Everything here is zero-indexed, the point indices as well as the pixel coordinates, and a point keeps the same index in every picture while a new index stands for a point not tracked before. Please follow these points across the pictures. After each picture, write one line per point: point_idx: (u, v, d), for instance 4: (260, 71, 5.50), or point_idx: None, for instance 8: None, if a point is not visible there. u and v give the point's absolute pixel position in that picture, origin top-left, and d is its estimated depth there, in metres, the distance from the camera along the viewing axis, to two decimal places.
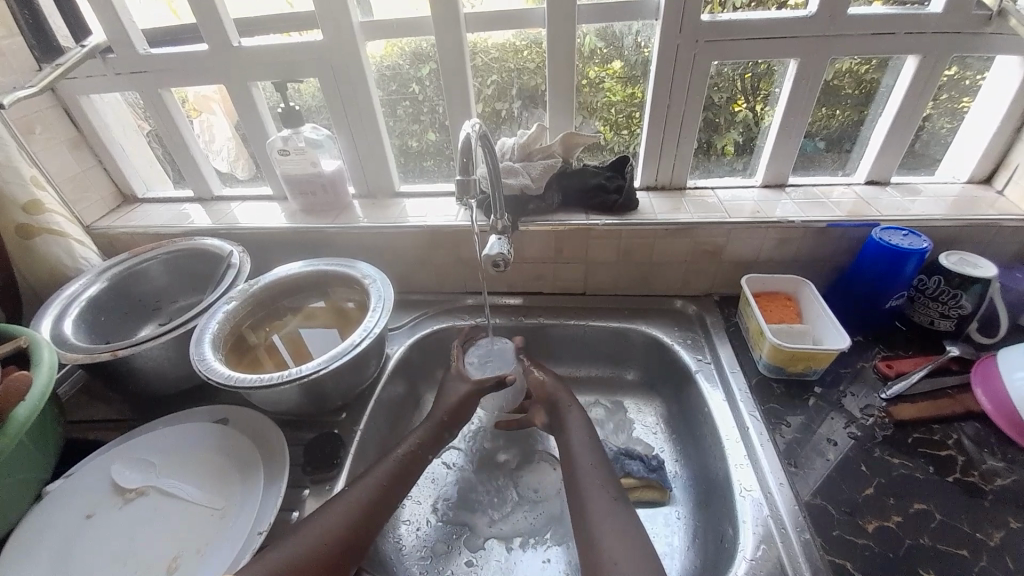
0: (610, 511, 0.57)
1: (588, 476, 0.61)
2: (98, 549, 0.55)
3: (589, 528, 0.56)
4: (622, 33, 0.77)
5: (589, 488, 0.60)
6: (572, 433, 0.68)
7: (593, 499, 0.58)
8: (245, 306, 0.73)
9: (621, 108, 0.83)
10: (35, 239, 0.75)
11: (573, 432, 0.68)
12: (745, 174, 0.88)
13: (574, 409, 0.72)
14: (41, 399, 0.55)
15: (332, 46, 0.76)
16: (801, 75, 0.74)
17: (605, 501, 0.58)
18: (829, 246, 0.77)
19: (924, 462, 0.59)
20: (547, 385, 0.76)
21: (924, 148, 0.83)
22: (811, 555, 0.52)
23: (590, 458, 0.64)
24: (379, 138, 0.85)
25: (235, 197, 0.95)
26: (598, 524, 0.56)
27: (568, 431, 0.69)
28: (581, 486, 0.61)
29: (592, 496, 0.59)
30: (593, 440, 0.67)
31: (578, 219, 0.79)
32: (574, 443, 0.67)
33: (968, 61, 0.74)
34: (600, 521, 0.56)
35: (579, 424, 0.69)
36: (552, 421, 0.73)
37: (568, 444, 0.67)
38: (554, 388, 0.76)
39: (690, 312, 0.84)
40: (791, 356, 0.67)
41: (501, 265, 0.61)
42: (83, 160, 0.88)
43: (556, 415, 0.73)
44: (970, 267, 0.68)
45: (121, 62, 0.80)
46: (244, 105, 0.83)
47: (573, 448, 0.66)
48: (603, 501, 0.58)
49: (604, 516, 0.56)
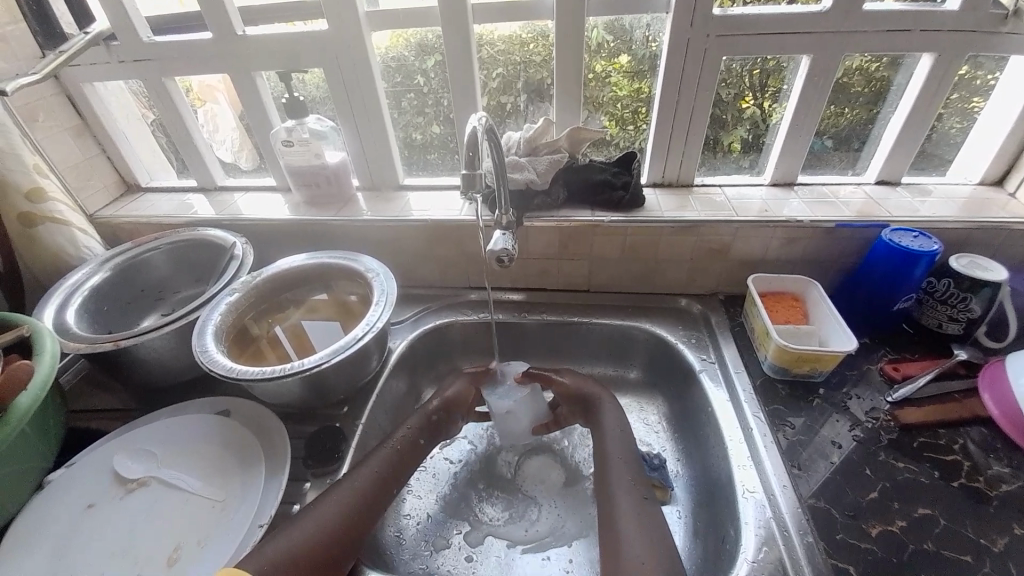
0: (629, 517, 0.56)
1: (612, 472, 0.62)
2: (100, 540, 0.55)
3: (615, 526, 0.56)
4: (631, 27, 0.76)
5: (612, 491, 0.60)
6: (605, 424, 0.68)
7: (622, 500, 0.58)
8: (248, 297, 0.72)
9: (628, 103, 0.82)
10: (38, 228, 0.74)
11: (607, 423, 0.68)
12: (753, 172, 0.87)
13: (607, 402, 0.71)
14: (44, 389, 0.55)
15: (336, 36, 0.75)
16: (812, 71, 0.73)
17: (627, 501, 0.58)
18: (837, 247, 0.76)
19: (929, 467, 0.59)
20: (576, 383, 0.75)
21: (934, 148, 0.82)
22: (813, 558, 0.51)
23: (616, 454, 0.64)
24: (384, 130, 0.84)
25: (239, 188, 0.95)
26: (619, 520, 0.56)
27: (601, 422, 0.69)
28: (610, 483, 0.61)
29: (620, 498, 0.59)
30: (625, 433, 0.67)
31: (583, 215, 0.78)
32: (607, 433, 0.67)
33: (981, 61, 0.72)
34: (624, 523, 0.56)
35: (612, 416, 0.69)
36: (586, 416, 0.72)
37: (602, 434, 0.67)
38: (582, 385, 0.75)
39: (695, 311, 0.83)
40: (797, 357, 0.67)
41: (505, 260, 0.60)
42: (86, 148, 0.88)
43: (590, 409, 0.72)
44: (981, 270, 0.67)
45: (125, 49, 0.79)
46: (249, 95, 0.82)
47: (605, 438, 0.66)
48: (623, 500, 0.58)
49: (628, 518, 0.56)
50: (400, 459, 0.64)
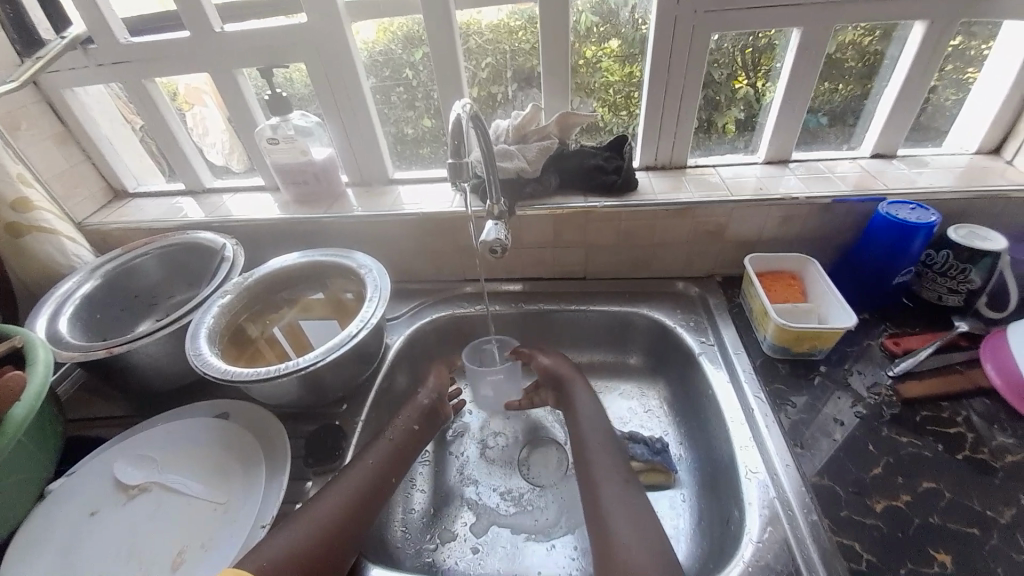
0: (625, 500, 0.55)
1: (605, 456, 0.62)
2: (102, 548, 0.55)
3: (604, 507, 0.56)
4: (618, 8, 0.74)
5: (610, 474, 0.59)
6: (577, 407, 0.69)
7: (614, 483, 0.58)
8: (241, 299, 0.72)
9: (618, 88, 0.81)
10: (25, 238, 0.74)
11: (594, 412, 0.68)
12: (747, 151, 0.86)
13: (580, 383, 0.72)
14: (39, 399, 0.55)
15: (317, 31, 0.74)
16: (802, 46, 0.71)
17: (621, 484, 0.57)
18: (835, 223, 0.75)
19: (932, 440, 0.59)
20: (554, 363, 0.76)
21: (930, 120, 0.81)
22: (819, 536, 0.51)
23: (608, 442, 0.64)
24: (373, 126, 0.83)
25: (228, 189, 0.94)
26: (617, 501, 0.55)
27: (576, 406, 0.69)
28: (598, 465, 0.61)
29: (613, 479, 0.58)
30: (603, 421, 0.67)
31: (576, 202, 0.77)
32: (599, 420, 0.67)
33: (974, 29, 0.71)
34: (619, 503, 0.55)
35: (586, 399, 0.70)
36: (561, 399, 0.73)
37: (581, 417, 0.68)
38: (560, 366, 0.75)
39: (693, 294, 0.82)
40: (797, 336, 0.66)
41: (498, 251, 0.60)
42: (71, 156, 0.87)
43: (564, 394, 0.73)
44: (980, 240, 0.66)
45: (104, 52, 0.78)
46: (233, 95, 0.81)
47: (600, 423, 0.66)
48: (619, 484, 0.58)
49: (625, 500, 0.55)
50: (400, 454, 0.64)
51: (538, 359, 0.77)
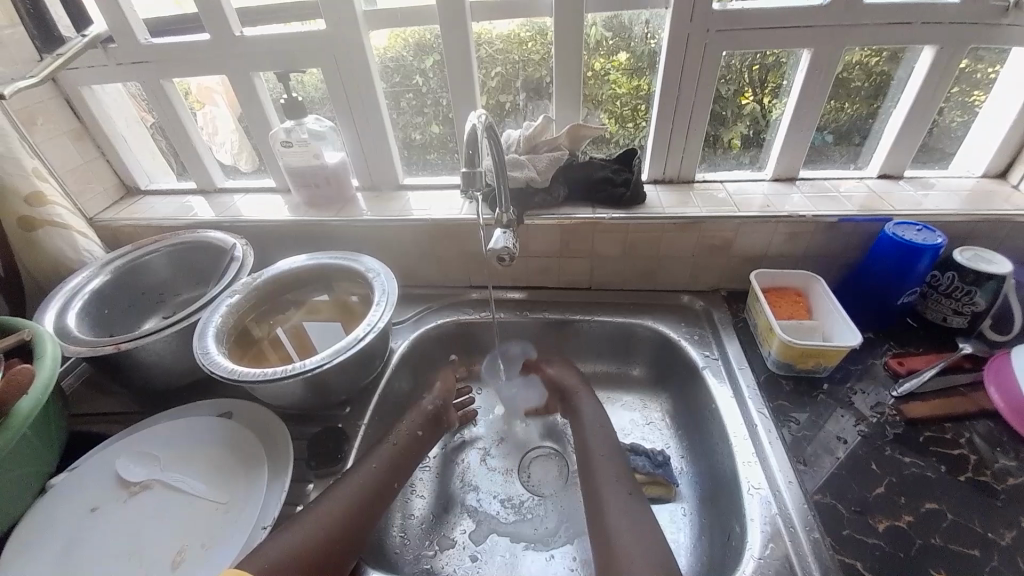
0: (626, 512, 0.55)
1: (608, 467, 0.62)
2: (104, 543, 0.55)
3: (607, 518, 0.56)
4: (630, 23, 0.75)
5: (613, 486, 0.59)
6: (585, 417, 0.70)
7: (616, 494, 0.58)
8: (249, 299, 0.72)
9: (626, 101, 0.82)
10: (38, 232, 0.74)
11: (598, 423, 0.68)
12: (754, 167, 0.86)
13: (586, 396, 0.73)
14: (46, 392, 0.55)
15: (331, 36, 0.75)
16: (811, 66, 0.72)
17: (623, 496, 0.58)
18: (841, 241, 0.76)
19: (935, 461, 0.59)
20: (559, 373, 0.78)
21: (936, 141, 0.82)
22: (820, 554, 0.51)
23: (611, 452, 0.64)
24: (383, 131, 0.84)
25: (238, 189, 0.95)
26: (619, 513, 0.55)
27: (583, 416, 0.70)
28: (600, 476, 0.61)
29: (615, 490, 0.58)
30: (609, 432, 0.67)
31: (584, 213, 0.78)
32: (603, 431, 0.67)
33: (981, 53, 0.72)
34: (621, 515, 0.55)
35: (590, 410, 0.71)
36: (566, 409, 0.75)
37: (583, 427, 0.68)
38: (566, 376, 0.77)
39: (698, 307, 0.83)
40: (802, 353, 0.66)
41: (506, 259, 0.60)
42: (86, 152, 0.88)
43: (569, 403, 0.74)
44: (985, 263, 0.66)
45: (122, 52, 0.79)
46: (246, 97, 0.82)
47: (603, 435, 0.66)
48: (621, 495, 0.58)
49: (628, 512, 0.55)
50: (403, 459, 0.64)
51: (543, 369, 0.80)
